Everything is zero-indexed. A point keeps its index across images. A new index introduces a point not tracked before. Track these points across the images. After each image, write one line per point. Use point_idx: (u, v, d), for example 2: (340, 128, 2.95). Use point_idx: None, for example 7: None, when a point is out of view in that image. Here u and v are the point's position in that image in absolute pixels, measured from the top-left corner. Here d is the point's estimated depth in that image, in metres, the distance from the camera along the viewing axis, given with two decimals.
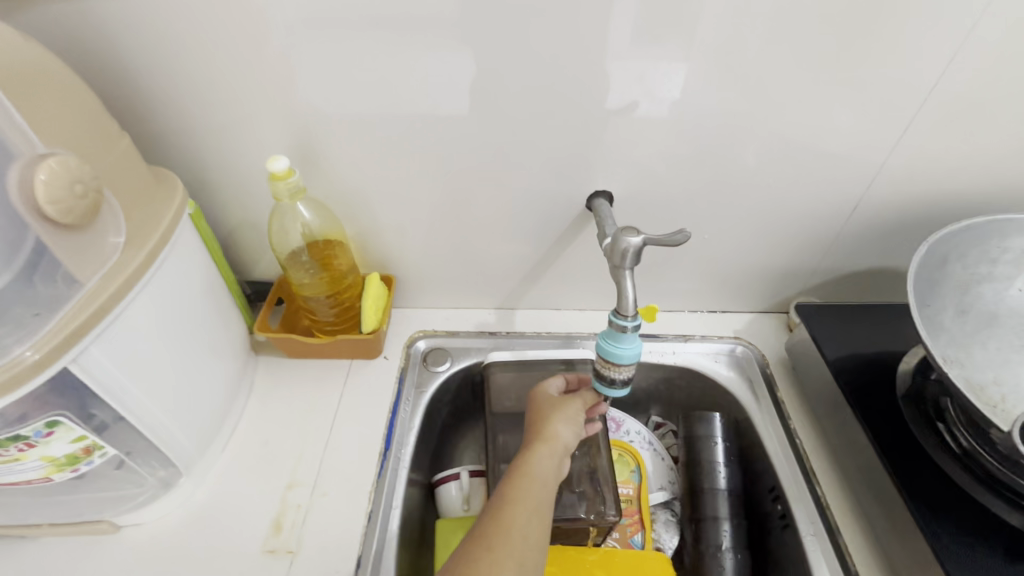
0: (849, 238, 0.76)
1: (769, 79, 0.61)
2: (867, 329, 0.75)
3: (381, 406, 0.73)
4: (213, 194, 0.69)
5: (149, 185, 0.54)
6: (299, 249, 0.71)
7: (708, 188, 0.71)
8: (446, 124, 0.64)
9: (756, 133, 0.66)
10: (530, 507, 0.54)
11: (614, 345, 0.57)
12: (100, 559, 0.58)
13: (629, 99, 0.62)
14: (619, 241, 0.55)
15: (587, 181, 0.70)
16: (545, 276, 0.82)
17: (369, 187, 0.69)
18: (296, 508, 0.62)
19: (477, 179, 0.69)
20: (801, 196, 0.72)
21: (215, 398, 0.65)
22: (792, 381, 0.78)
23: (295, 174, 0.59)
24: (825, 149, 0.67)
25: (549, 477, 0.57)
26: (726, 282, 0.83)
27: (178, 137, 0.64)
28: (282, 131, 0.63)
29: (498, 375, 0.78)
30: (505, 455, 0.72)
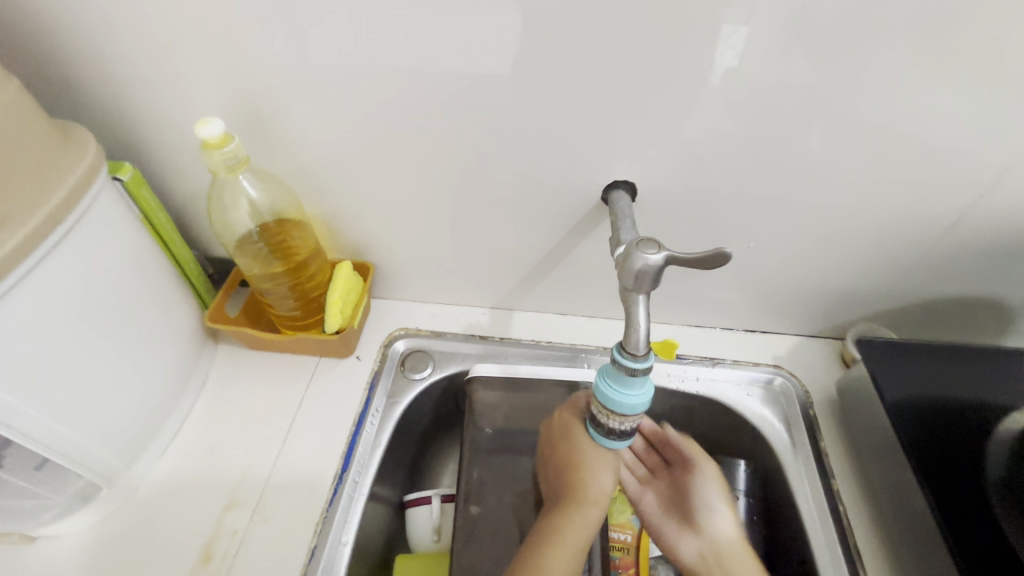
0: (937, 260, 0.60)
1: (858, 48, 0.45)
2: (948, 375, 0.59)
3: (345, 417, 0.63)
4: (159, 160, 0.59)
5: (48, 148, 0.45)
6: (251, 231, 0.59)
7: (758, 186, 0.56)
8: (428, 89, 0.51)
9: (830, 119, 0.50)
10: (578, 547, 0.53)
11: (619, 390, 0.45)
12: (12, 574, 0.52)
13: (662, 65, 0.48)
14: (633, 257, 0.42)
15: (604, 169, 0.56)
16: (550, 277, 0.69)
17: (339, 160, 0.57)
18: (231, 534, 0.54)
19: (468, 159, 0.57)
20: (880, 203, 0.56)
21: (152, 399, 0.57)
22: (841, 427, 0.64)
23: (234, 142, 0.47)
24: (922, 145, 0.51)
25: (593, 529, 0.54)
26: (769, 299, 0.68)
27: (107, 90, 0.53)
28: (228, 87, 0.52)
29: (482, 393, 0.68)
30: (478, 492, 0.63)
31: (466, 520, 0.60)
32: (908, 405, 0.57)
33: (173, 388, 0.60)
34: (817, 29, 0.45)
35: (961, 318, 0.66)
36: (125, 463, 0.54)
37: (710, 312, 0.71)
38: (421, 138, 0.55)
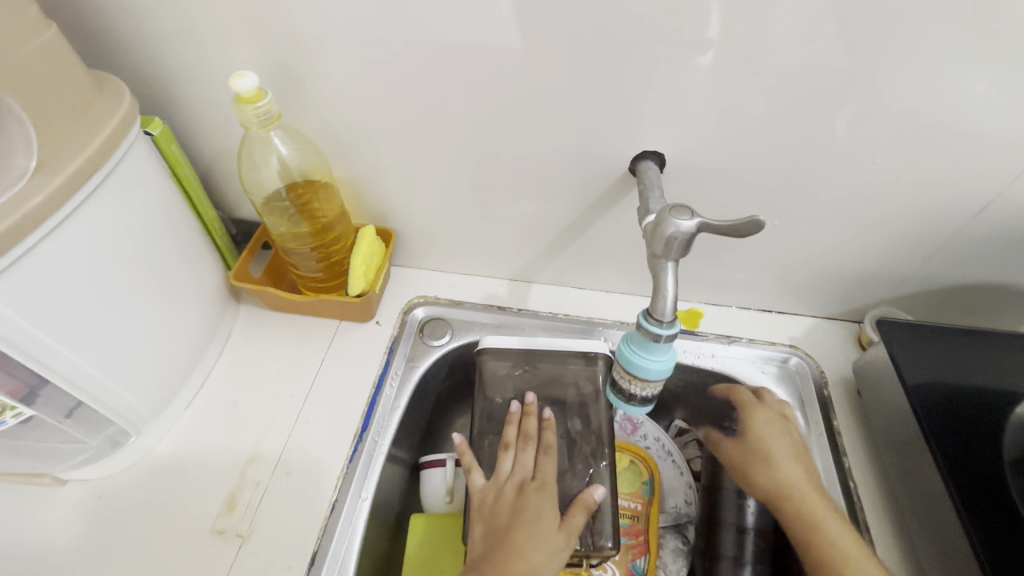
0: (964, 244, 0.60)
1: (906, 22, 0.44)
2: (968, 360, 0.59)
3: (364, 380, 0.64)
4: (187, 117, 0.59)
5: (84, 96, 0.44)
6: (279, 191, 0.60)
7: (788, 163, 0.56)
8: (460, 52, 0.50)
9: (870, 95, 0.49)
10: None
11: (641, 355, 0.46)
12: (44, 514, 0.54)
13: (702, 33, 0.47)
14: (665, 223, 0.42)
15: (634, 141, 0.56)
16: (571, 250, 0.69)
17: (367, 122, 0.57)
18: (254, 485, 0.56)
19: (496, 126, 0.56)
20: (912, 184, 0.55)
21: (179, 353, 0.58)
22: (853, 408, 0.65)
23: (267, 97, 0.48)
24: (961, 125, 0.50)
25: None
26: (789, 279, 0.68)
27: (137, 41, 0.52)
28: (260, 43, 0.51)
29: (493, 363, 0.65)
30: (488, 461, 0.60)
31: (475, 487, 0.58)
32: (926, 387, 0.57)
33: (198, 344, 0.61)
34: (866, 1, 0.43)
35: (983, 304, 0.65)
36: (152, 413, 0.56)
37: (729, 290, 0.71)
38: (451, 103, 0.55)
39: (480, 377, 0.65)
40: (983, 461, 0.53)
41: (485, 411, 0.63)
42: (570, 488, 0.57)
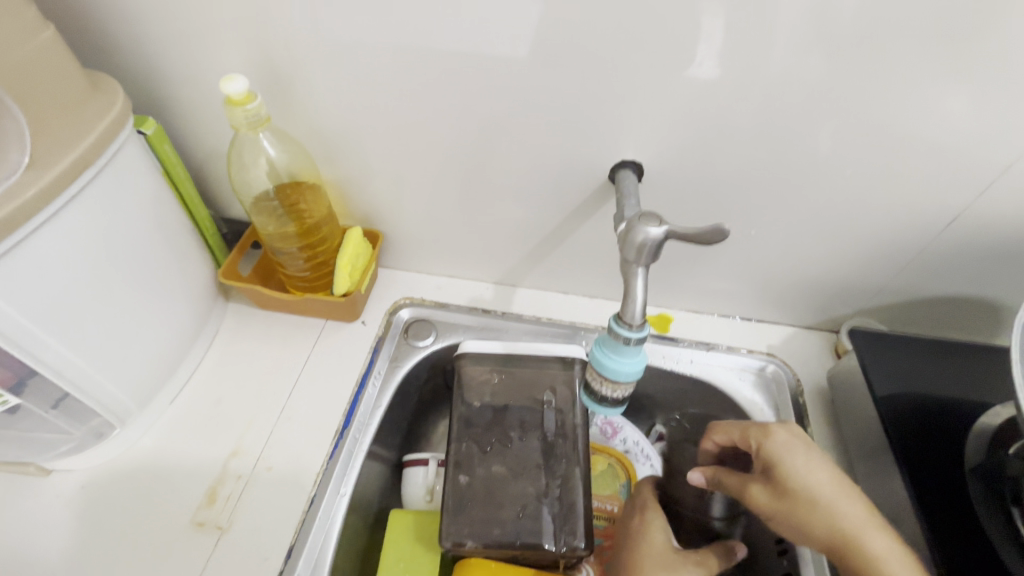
0: (935, 257, 0.61)
1: (871, 41, 0.46)
2: (937, 370, 0.61)
3: (348, 378, 0.65)
4: (181, 118, 0.61)
5: (80, 95, 0.46)
6: (268, 192, 0.61)
7: (763, 174, 0.57)
8: (444, 60, 0.52)
9: (840, 109, 0.51)
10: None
11: (613, 358, 0.47)
12: (27, 503, 0.55)
13: (677, 46, 0.48)
14: (634, 230, 0.43)
15: (613, 150, 0.57)
16: (554, 255, 0.71)
17: (355, 126, 0.59)
18: (235, 479, 0.57)
19: (480, 133, 0.58)
20: (882, 197, 0.57)
21: (165, 348, 0.59)
22: (827, 416, 0.66)
23: (256, 100, 0.49)
24: (927, 140, 0.51)
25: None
26: (767, 288, 0.70)
27: (132, 42, 0.54)
28: (252, 48, 0.53)
29: (472, 367, 0.66)
30: (466, 464, 0.60)
31: (456, 490, 0.58)
32: (897, 395, 0.59)
33: (184, 339, 0.62)
34: (832, 20, 0.45)
35: (955, 317, 0.67)
36: (136, 405, 0.57)
37: (709, 298, 0.73)
38: (436, 108, 0.56)
39: (459, 382, 0.66)
40: (947, 467, 0.55)
41: (458, 419, 0.63)
42: (547, 490, 0.58)
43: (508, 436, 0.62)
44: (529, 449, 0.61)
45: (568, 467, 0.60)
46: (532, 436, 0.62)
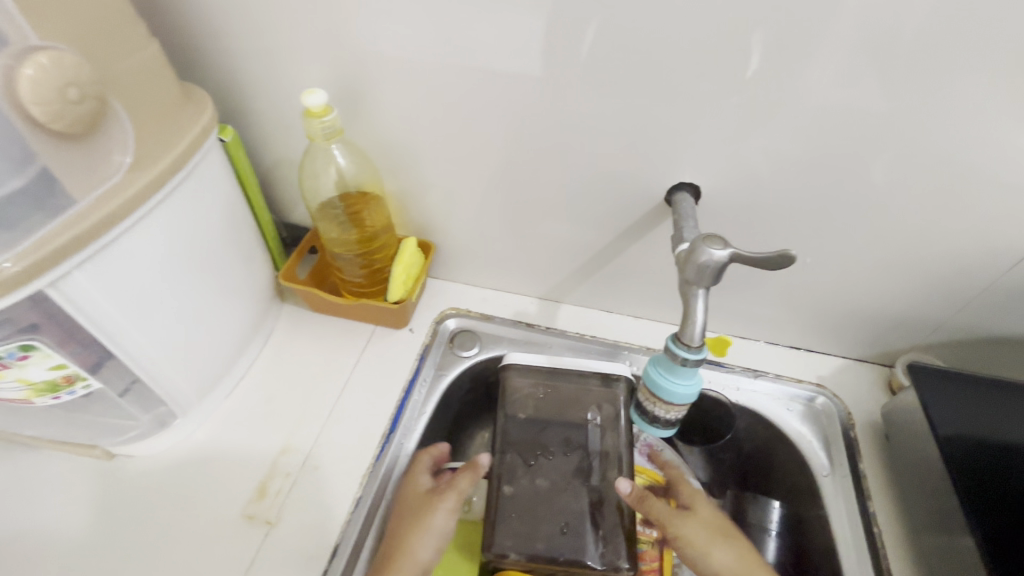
0: (1002, 295, 0.59)
1: (946, 74, 0.45)
2: (998, 411, 0.58)
3: (394, 385, 0.66)
4: (255, 127, 0.64)
5: (175, 104, 0.49)
6: (333, 199, 0.64)
7: (823, 202, 0.57)
8: (511, 81, 0.54)
9: (909, 140, 0.50)
10: None
11: (668, 378, 0.47)
12: (91, 486, 0.58)
13: (745, 73, 0.49)
14: (698, 251, 0.43)
15: (671, 174, 0.58)
16: (601, 273, 0.71)
17: (419, 141, 0.61)
18: (284, 476, 0.58)
19: (539, 151, 0.59)
20: (948, 231, 0.56)
21: (227, 344, 0.61)
22: (879, 452, 0.64)
23: (332, 112, 0.51)
24: (1001, 175, 0.50)
25: None
26: (818, 317, 0.68)
27: (219, 55, 0.58)
28: (330, 63, 0.56)
29: (515, 379, 0.66)
30: (509, 474, 0.60)
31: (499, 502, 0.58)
32: (957, 435, 0.57)
33: (244, 336, 0.64)
34: (907, 54, 0.45)
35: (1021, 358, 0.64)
36: (197, 397, 0.59)
37: (757, 324, 0.72)
38: (499, 126, 0.58)
39: (503, 393, 0.65)
40: (1008, 514, 0.53)
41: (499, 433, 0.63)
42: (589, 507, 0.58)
43: (549, 451, 0.61)
44: (570, 465, 0.60)
45: (609, 486, 0.59)
46: (574, 452, 0.61)
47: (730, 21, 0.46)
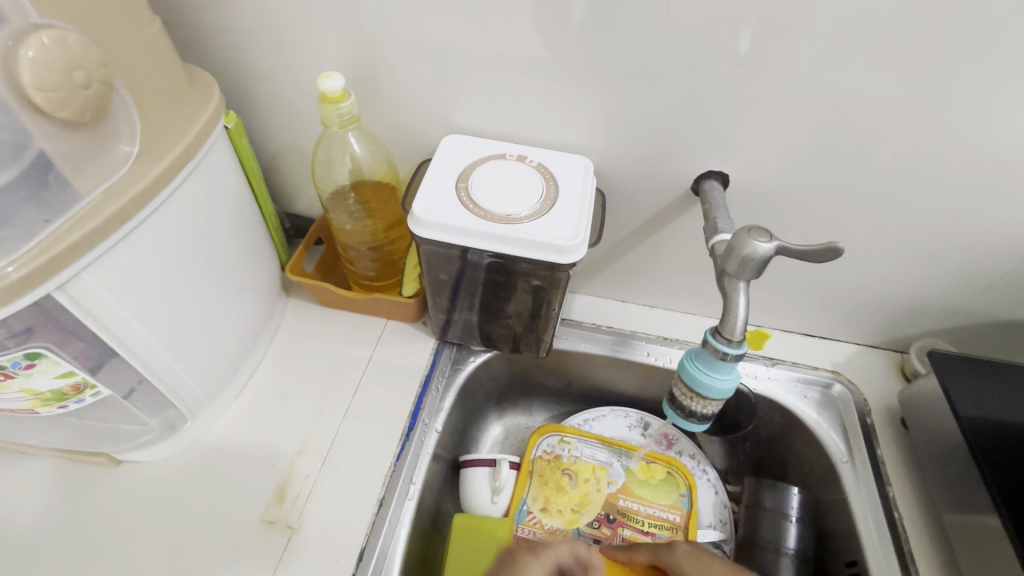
0: (1019, 280, 0.60)
1: (981, 60, 0.44)
2: (1020, 395, 0.58)
3: (412, 378, 0.64)
4: (259, 112, 0.61)
5: (183, 89, 0.46)
6: (345, 189, 0.61)
7: (849, 190, 0.56)
8: (533, 63, 0.52)
9: (943, 128, 0.49)
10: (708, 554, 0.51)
11: (706, 372, 0.46)
12: (96, 494, 0.55)
13: (787, 59, 0.47)
14: (743, 244, 0.42)
15: (697, 161, 0.57)
16: (620, 263, 0.70)
17: (435, 126, 0.59)
18: (303, 478, 0.56)
19: (561, 137, 0.58)
20: (974, 219, 0.55)
21: (239, 338, 0.59)
22: (897, 436, 0.65)
23: (350, 99, 0.49)
24: None
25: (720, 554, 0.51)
26: (836, 305, 0.68)
27: (224, 35, 0.54)
28: (340, 42, 0.53)
29: (120, 266, 0.41)
30: (444, 315, 0.64)
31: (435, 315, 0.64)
32: (981, 418, 0.56)
33: (253, 333, 0.62)
34: (939, 42, 0.44)
35: None
36: (207, 399, 0.56)
37: (774, 311, 0.71)
38: (524, 111, 0.56)
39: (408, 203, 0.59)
40: None
41: (432, 278, 0.58)
42: (524, 306, 0.60)
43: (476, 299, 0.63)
44: (490, 317, 0.63)
45: (546, 316, 0.61)
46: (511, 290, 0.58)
47: None
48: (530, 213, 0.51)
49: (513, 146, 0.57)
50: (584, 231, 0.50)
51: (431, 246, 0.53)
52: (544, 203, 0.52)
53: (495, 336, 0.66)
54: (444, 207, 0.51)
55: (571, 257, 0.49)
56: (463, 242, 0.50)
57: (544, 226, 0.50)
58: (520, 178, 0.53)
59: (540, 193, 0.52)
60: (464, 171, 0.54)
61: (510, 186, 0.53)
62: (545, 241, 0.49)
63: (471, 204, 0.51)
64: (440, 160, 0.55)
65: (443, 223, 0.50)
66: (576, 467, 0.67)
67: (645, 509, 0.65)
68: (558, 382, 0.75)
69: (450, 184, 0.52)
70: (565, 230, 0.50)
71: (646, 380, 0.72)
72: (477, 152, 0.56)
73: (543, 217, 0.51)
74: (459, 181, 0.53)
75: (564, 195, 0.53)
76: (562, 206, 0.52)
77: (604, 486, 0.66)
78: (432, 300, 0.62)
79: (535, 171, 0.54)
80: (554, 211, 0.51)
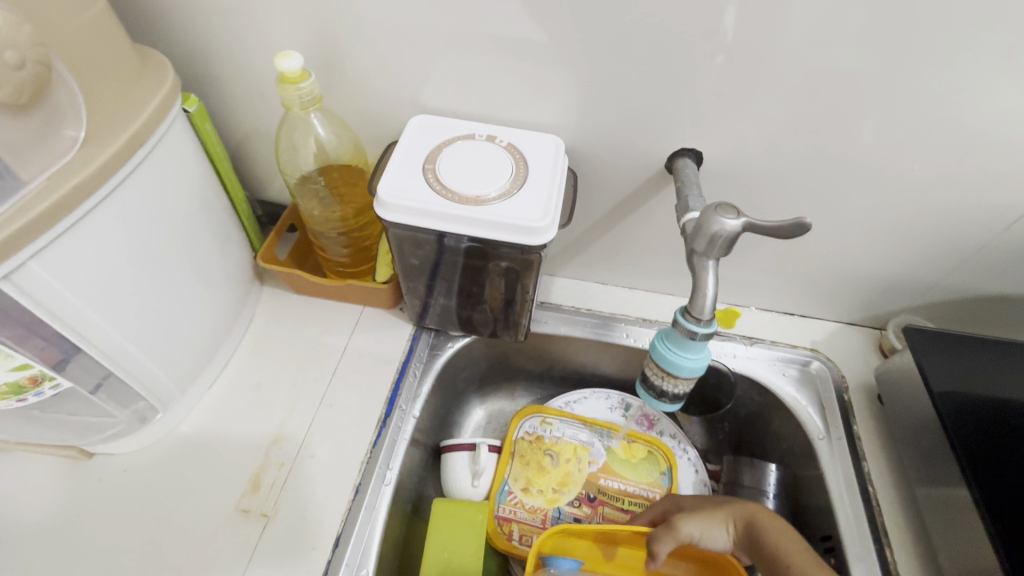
0: (995, 254, 0.59)
1: (952, 29, 0.43)
2: (992, 368, 0.58)
3: (388, 364, 0.64)
4: (222, 95, 0.59)
5: (132, 70, 0.44)
6: (314, 173, 0.60)
7: (823, 167, 0.55)
8: (499, 40, 0.50)
9: (918, 100, 0.48)
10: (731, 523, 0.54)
11: (676, 351, 0.46)
12: (70, 486, 0.55)
13: (758, 31, 0.46)
14: (710, 222, 0.42)
15: (670, 139, 0.56)
16: (598, 245, 0.69)
17: (402, 107, 0.57)
18: (279, 467, 0.56)
19: (532, 116, 0.56)
20: (949, 194, 0.55)
21: (210, 328, 0.58)
22: (873, 411, 0.65)
23: (310, 78, 0.48)
24: (1010, 136, 0.49)
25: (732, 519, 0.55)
26: (815, 283, 0.68)
27: (179, 15, 0.52)
28: (299, 21, 0.51)
29: (71, 255, 0.40)
30: (419, 300, 0.63)
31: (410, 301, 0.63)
32: (954, 393, 0.56)
33: (226, 322, 0.61)
34: (909, 12, 0.43)
35: (1007, 315, 0.65)
36: (178, 390, 0.56)
37: (753, 291, 0.71)
38: (492, 89, 0.55)
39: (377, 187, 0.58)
40: (1010, 476, 0.51)
41: (404, 263, 0.57)
42: (499, 289, 0.59)
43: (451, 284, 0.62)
44: (465, 302, 0.62)
45: (522, 299, 0.61)
46: (484, 273, 0.57)
47: None
48: (500, 194, 0.50)
49: (484, 127, 0.56)
50: (553, 212, 0.49)
51: (399, 230, 0.52)
52: (513, 184, 0.51)
53: (473, 320, 0.65)
54: (411, 190, 0.50)
55: (540, 239, 0.49)
56: (431, 226, 0.49)
57: (513, 206, 0.49)
58: (488, 159, 0.52)
59: (509, 174, 0.51)
60: (432, 153, 0.53)
61: (479, 167, 0.51)
62: (513, 223, 0.48)
63: (438, 186, 0.50)
64: (407, 142, 0.53)
65: (410, 207, 0.49)
66: (558, 447, 0.67)
67: (626, 488, 0.65)
68: (539, 365, 0.75)
69: (417, 167, 0.51)
70: (534, 211, 0.49)
71: (627, 362, 0.72)
72: (446, 133, 0.55)
73: (512, 198, 0.50)
74: (426, 163, 0.52)
75: (534, 175, 0.52)
76: (533, 187, 0.51)
77: (585, 466, 0.67)
78: (406, 285, 0.61)
79: (505, 152, 0.53)
80: (523, 191, 0.50)
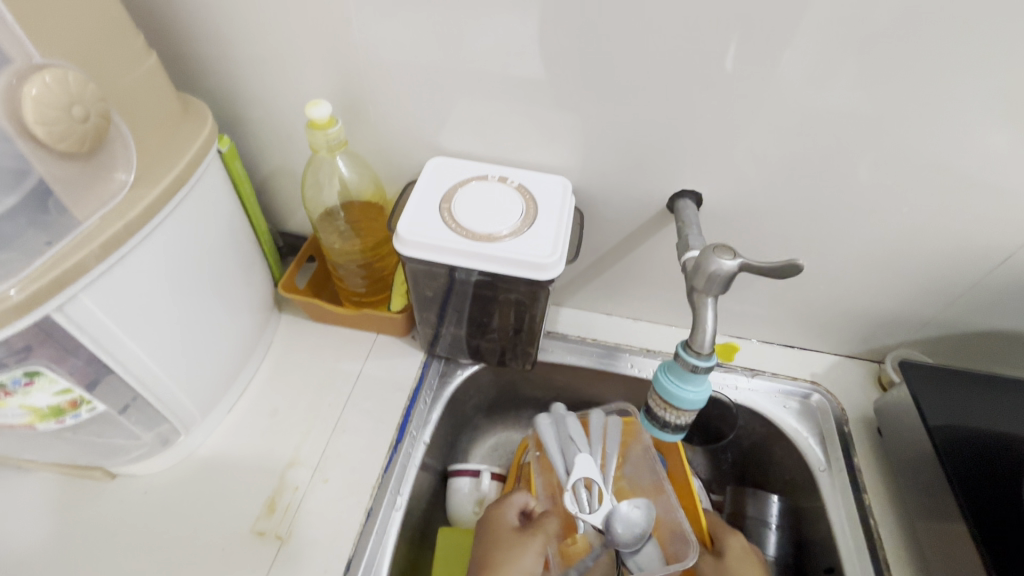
0: (985, 292, 0.62)
1: (930, 88, 0.47)
2: (986, 402, 0.59)
3: (400, 391, 0.66)
4: (253, 137, 0.64)
5: (177, 117, 0.48)
6: (336, 209, 0.63)
7: (816, 208, 0.58)
8: (510, 92, 0.54)
9: (903, 150, 0.52)
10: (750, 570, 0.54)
11: (678, 384, 0.48)
12: (93, 506, 0.57)
13: (751, 87, 0.50)
14: (709, 261, 0.44)
15: (672, 181, 0.59)
16: (603, 277, 0.72)
17: (420, 149, 0.61)
18: (293, 490, 0.58)
19: (541, 159, 0.60)
20: (937, 235, 0.58)
21: (233, 354, 0.61)
22: (874, 445, 0.66)
23: (337, 125, 0.52)
24: (993, 183, 0.52)
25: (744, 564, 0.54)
26: (813, 317, 0.71)
27: (219, 65, 0.57)
28: (329, 71, 0.56)
29: (112, 286, 0.43)
30: (430, 329, 0.66)
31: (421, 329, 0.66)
32: (952, 427, 0.57)
33: (246, 348, 0.64)
34: (889, 72, 0.47)
35: (1001, 350, 0.67)
36: (201, 413, 0.58)
37: (754, 323, 0.73)
38: (505, 134, 0.58)
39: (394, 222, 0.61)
40: (1008, 511, 0.52)
41: (418, 294, 0.60)
42: (510, 321, 0.62)
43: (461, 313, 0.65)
44: (475, 331, 0.65)
45: (532, 330, 0.63)
46: (494, 306, 0.60)
47: (708, 32, 0.47)
48: (511, 231, 0.53)
49: (495, 168, 0.60)
50: (561, 249, 0.52)
51: (416, 264, 0.55)
52: (524, 222, 0.54)
53: (482, 349, 0.67)
54: (428, 227, 0.53)
55: (549, 274, 0.52)
56: (447, 261, 0.52)
57: (524, 244, 0.52)
58: (500, 198, 0.56)
59: (520, 212, 0.54)
60: (447, 192, 0.56)
61: (491, 206, 0.55)
62: (524, 259, 0.51)
63: (454, 223, 0.53)
64: (424, 182, 0.57)
65: (427, 243, 0.52)
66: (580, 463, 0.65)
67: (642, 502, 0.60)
68: (545, 394, 0.77)
69: (434, 205, 0.55)
70: (543, 248, 0.52)
71: (631, 392, 0.74)
72: (461, 174, 0.59)
73: (523, 235, 0.53)
74: (442, 202, 0.55)
75: (543, 213, 0.55)
76: (542, 225, 0.54)
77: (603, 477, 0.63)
78: (419, 315, 0.64)
79: (516, 192, 0.57)
80: (533, 229, 0.53)
